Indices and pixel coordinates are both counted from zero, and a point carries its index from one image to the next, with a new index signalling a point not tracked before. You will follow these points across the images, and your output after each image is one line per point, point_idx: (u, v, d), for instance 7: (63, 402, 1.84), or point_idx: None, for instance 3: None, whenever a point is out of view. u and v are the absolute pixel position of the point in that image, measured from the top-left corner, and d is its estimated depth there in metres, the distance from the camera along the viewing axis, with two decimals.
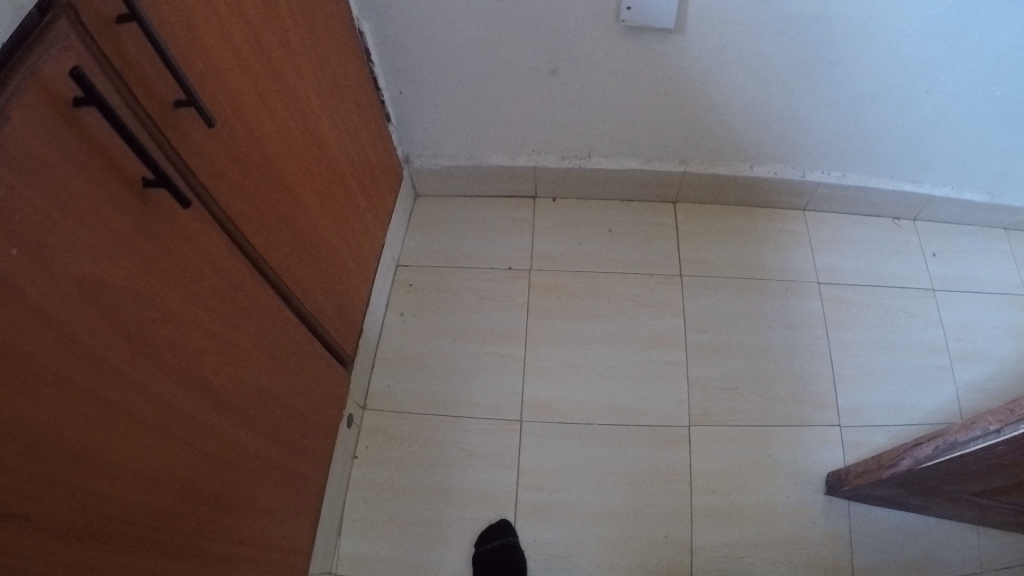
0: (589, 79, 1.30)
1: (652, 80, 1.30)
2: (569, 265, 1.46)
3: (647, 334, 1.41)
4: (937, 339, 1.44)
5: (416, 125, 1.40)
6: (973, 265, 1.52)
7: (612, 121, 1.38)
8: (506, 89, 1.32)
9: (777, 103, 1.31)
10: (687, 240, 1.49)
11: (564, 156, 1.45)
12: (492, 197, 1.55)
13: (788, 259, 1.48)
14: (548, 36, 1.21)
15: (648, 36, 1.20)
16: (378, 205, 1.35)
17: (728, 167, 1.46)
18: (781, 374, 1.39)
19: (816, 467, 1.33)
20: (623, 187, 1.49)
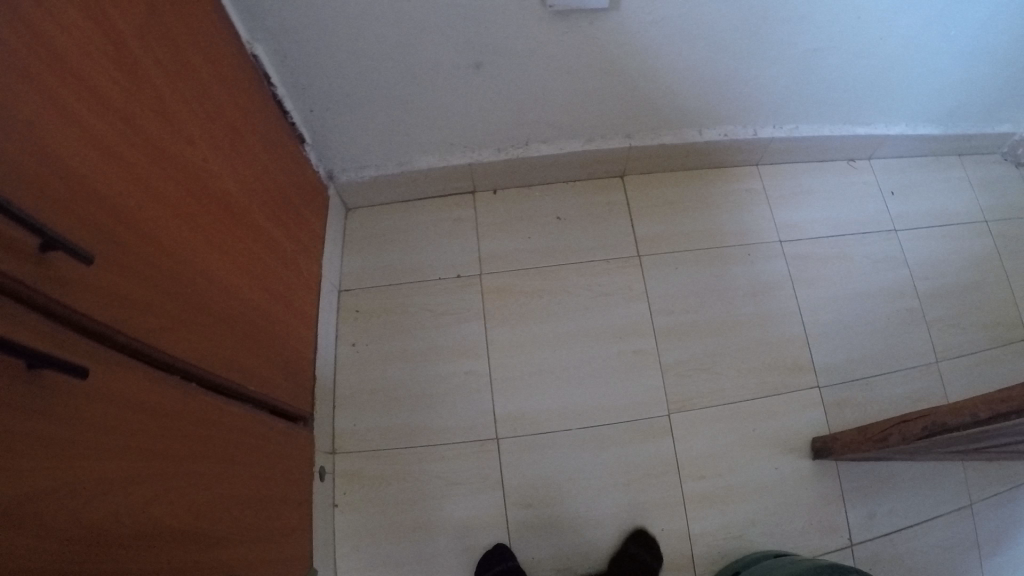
0: (517, 71, 1.18)
1: (587, 64, 1.20)
2: (522, 262, 1.36)
3: (613, 325, 1.33)
4: (905, 280, 1.42)
5: (333, 141, 1.27)
6: (930, 197, 1.50)
7: (547, 108, 1.27)
8: (428, 92, 1.19)
9: (722, 69, 1.24)
10: (640, 215, 1.40)
11: (500, 149, 1.33)
12: (426, 199, 1.42)
13: (747, 220, 1.42)
14: (466, 32, 1.08)
15: (579, 22, 1.10)
16: (306, 238, 1.23)
17: (677, 135, 1.37)
18: (755, 344, 1.34)
19: (801, 435, 1.30)
20: (567, 171, 1.39)
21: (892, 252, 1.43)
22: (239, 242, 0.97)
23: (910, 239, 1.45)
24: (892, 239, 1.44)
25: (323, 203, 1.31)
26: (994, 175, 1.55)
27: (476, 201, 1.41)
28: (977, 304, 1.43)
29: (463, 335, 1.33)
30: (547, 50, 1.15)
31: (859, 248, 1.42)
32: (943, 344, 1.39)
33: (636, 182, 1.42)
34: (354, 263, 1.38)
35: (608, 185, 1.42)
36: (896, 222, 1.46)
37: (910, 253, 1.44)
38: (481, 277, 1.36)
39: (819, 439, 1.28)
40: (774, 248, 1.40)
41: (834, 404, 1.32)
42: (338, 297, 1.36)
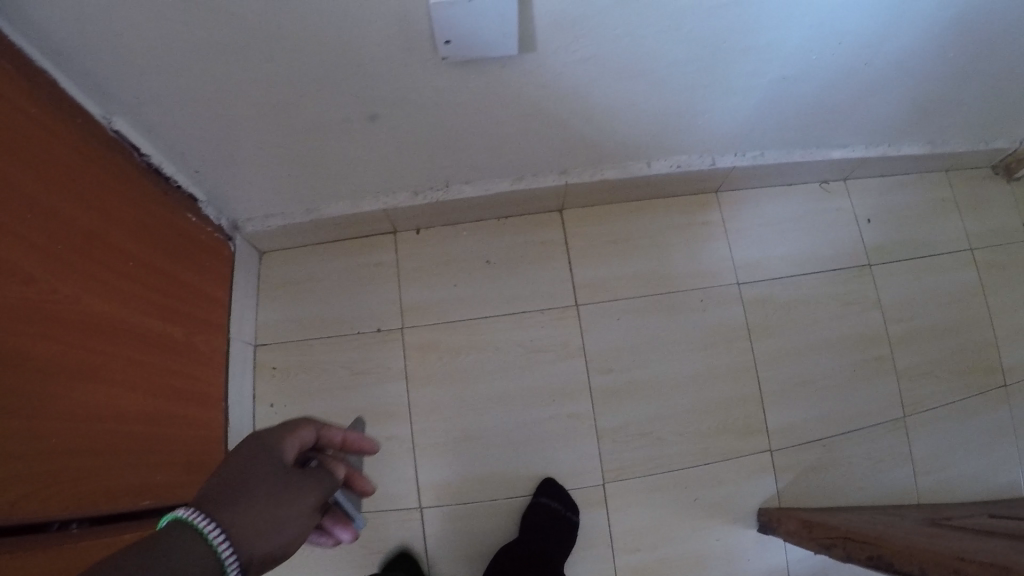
0: (428, 125, 0.99)
1: (508, 113, 1.01)
2: (451, 315, 1.22)
3: (549, 386, 1.20)
4: (876, 325, 1.31)
5: (228, 198, 1.09)
6: (912, 225, 1.38)
7: (468, 151, 1.08)
8: (325, 150, 1.00)
9: (671, 103, 1.04)
10: (580, 258, 1.25)
11: (418, 192, 1.16)
12: (345, 240, 1.26)
13: (701, 259, 1.26)
14: (352, 85, 0.87)
15: (489, 71, 0.89)
16: (211, 309, 1.08)
17: (618, 170, 1.19)
18: (705, 405, 1.23)
19: (747, 503, 1.22)
20: (496, 208, 1.23)
21: (866, 293, 1.31)
22: (111, 361, 0.83)
23: (885, 278, 1.33)
24: (866, 275, 1.32)
25: (230, 264, 1.15)
26: (985, 193, 1.42)
27: (399, 240, 1.25)
28: (954, 347, 1.33)
29: (384, 397, 1.20)
30: (458, 100, 0.95)
31: (825, 290, 1.30)
32: (910, 397, 1.29)
33: (574, 216, 1.27)
34: (268, 314, 1.24)
35: (545, 223, 1.27)
36: (871, 256, 1.34)
37: (884, 292, 1.32)
38: (404, 334, 1.22)
39: (767, 510, 1.19)
40: (733, 291, 1.26)
41: (784, 468, 1.23)
42: (255, 353, 1.22)
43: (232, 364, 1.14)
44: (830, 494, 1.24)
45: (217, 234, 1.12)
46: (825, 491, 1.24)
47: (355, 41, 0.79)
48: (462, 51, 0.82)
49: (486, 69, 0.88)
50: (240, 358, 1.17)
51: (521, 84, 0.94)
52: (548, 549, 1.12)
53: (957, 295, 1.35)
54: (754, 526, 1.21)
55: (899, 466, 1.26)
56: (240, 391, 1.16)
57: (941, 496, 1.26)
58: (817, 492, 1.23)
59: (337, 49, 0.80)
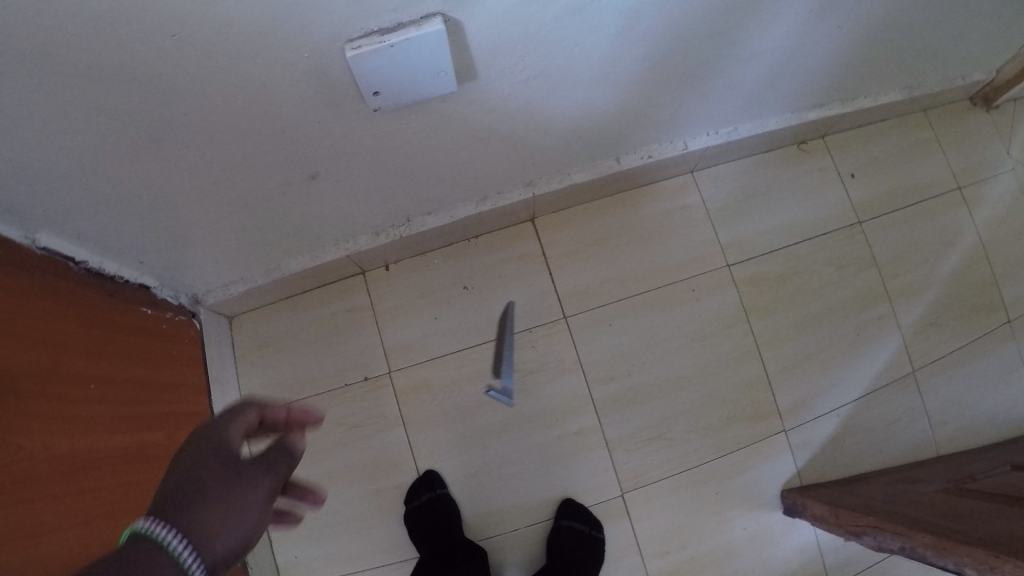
0: (380, 169, 0.89)
1: (460, 133, 0.86)
2: (439, 350, 1.16)
3: (552, 406, 1.15)
4: (875, 284, 1.29)
5: (182, 279, 1.02)
6: (895, 175, 1.36)
7: (428, 187, 0.98)
8: (274, 216, 0.92)
9: (638, 96, 0.93)
10: (561, 267, 1.18)
11: (378, 232, 1.06)
12: (313, 289, 1.19)
13: (688, 246, 1.21)
14: (281, 151, 0.77)
15: (435, 109, 0.78)
16: (186, 396, 1.01)
17: (588, 171, 1.08)
18: (713, 397, 1.19)
19: (768, 486, 1.19)
20: (465, 230, 1.13)
21: (858, 251, 1.30)
22: (103, 485, 0.75)
23: (877, 233, 1.32)
24: (857, 235, 1.31)
25: (200, 341, 1.09)
26: (965, 130, 1.41)
27: (369, 280, 1.18)
28: (953, 293, 1.31)
29: (383, 447, 1.15)
30: (404, 141, 0.84)
31: (817, 257, 1.27)
32: (917, 350, 1.28)
33: (548, 223, 1.19)
34: (249, 380, 1.17)
35: (519, 235, 1.19)
36: (860, 213, 1.32)
37: (878, 249, 1.31)
38: (393, 380, 1.16)
39: (790, 491, 1.17)
40: (726, 273, 1.22)
41: (800, 445, 1.21)
42: (241, 423, 1.15)
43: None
44: (851, 463, 1.22)
45: (179, 316, 1.05)
46: (845, 461, 1.22)
47: (285, 115, 0.70)
48: (397, 95, 0.71)
49: (431, 105, 0.77)
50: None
51: (473, 112, 0.82)
52: (579, 566, 1.10)
53: (949, 238, 1.34)
54: (778, 509, 1.18)
55: (914, 422, 1.25)
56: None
57: (959, 446, 1.25)
58: (837, 462, 1.21)
59: (263, 125, 0.70)
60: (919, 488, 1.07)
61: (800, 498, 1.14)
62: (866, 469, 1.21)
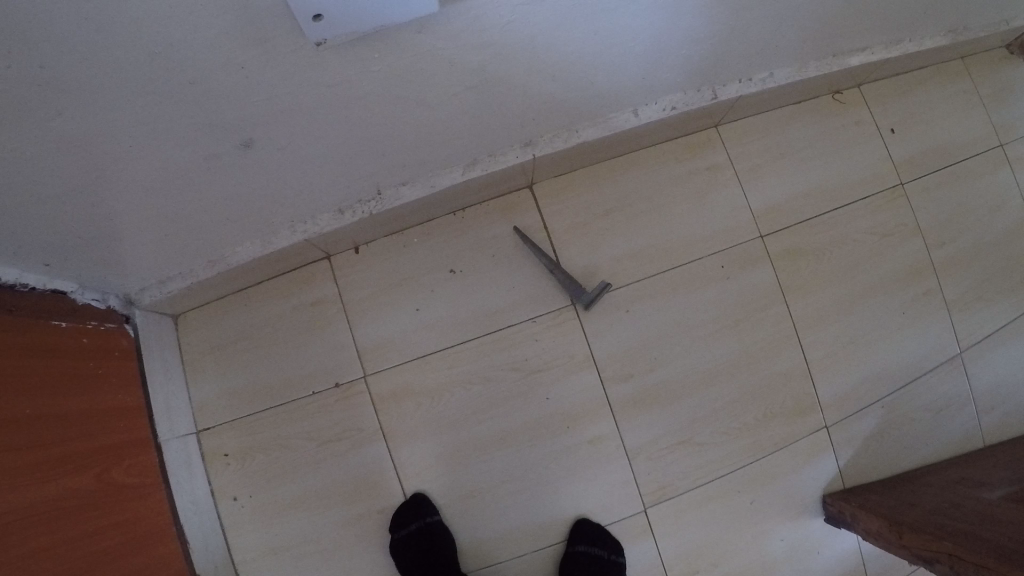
0: (338, 125, 0.66)
1: (438, 80, 0.64)
2: (418, 349, 0.95)
3: (562, 412, 0.94)
4: (919, 254, 1.10)
5: (107, 276, 0.81)
6: (937, 130, 1.16)
7: (409, 145, 0.75)
8: (211, 189, 0.71)
9: (673, 29, 0.70)
10: (567, 242, 0.96)
11: (343, 209, 0.86)
12: (268, 280, 0.98)
13: (714, 215, 1.00)
14: (203, 109, 0.56)
15: (400, 44, 0.56)
16: (118, 421, 0.81)
17: (598, 126, 0.85)
18: (748, 391, 0.99)
19: (809, 491, 1.01)
20: (442, 204, 0.89)
21: (903, 217, 1.11)
22: (5, 560, 0.56)
23: (921, 194, 1.12)
24: (900, 197, 1.11)
25: (136, 352, 0.89)
26: (1005, 79, 1.23)
27: (334, 266, 0.97)
28: (1002, 263, 1.14)
29: (364, 466, 0.95)
30: (364, 88, 0.61)
31: (862, 224, 1.08)
32: (965, 329, 1.10)
33: (548, 190, 0.97)
34: (205, 388, 0.97)
35: (513, 205, 0.96)
36: (901, 172, 1.13)
37: (922, 215, 1.12)
38: (370, 387, 0.96)
39: (831, 496, 0.99)
40: (759, 246, 1.01)
41: (842, 442, 1.03)
42: (197, 442, 0.95)
43: (174, 472, 0.88)
44: (896, 459, 1.05)
45: (107, 324, 0.85)
46: (890, 457, 1.05)
47: (193, 56, 0.49)
48: (345, 18, 0.49)
49: (395, 38, 0.54)
50: (182, 458, 0.91)
51: (454, 52, 0.60)
52: None
53: (997, 197, 1.16)
54: (820, 516, 1.01)
55: (964, 408, 1.09)
56: (193, 498, 0.90)
57: (1010, 431, 1.11)
58: (881, 459, 1.05)
59: (169, 64, 0.49)
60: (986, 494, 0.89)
61: (845, 504, 0.97)
62: (907, 466, 1.06)
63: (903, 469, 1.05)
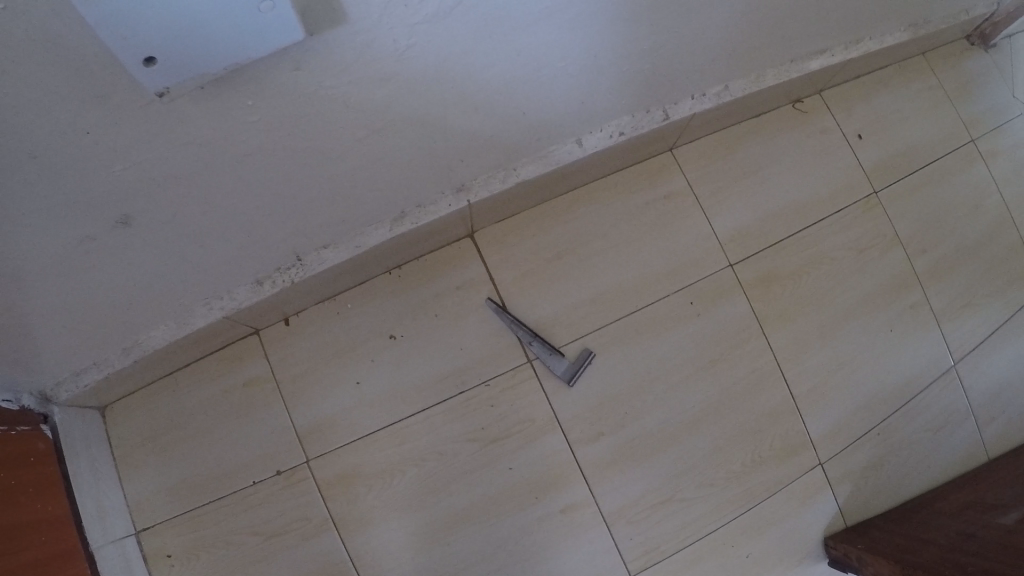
0: (228, 186, 0.57)
1: (328, 119, 0.53)
2: (362, 429, 0.85)
3: (529, 482, 0.83)
4: (901, 265, 1.02)
5: (14, 373, 0.69)
6: (905, 132, 1.09)
7: (319, 206, 0.65)
8: (100, 267, 0.61)
9: (609, 41, 0.61)
10: (517, 294, 0.86)
11: (261, 280, 0.76)
12: (195, 361, 0.87)
13: (678, 243, 0.91)
14: (71, 172, 0.47)
15: (272, 85, 0.47)
16: (39, 539, 0.69)
17: (536, 163, 0.75)
18: (735, 433, 0.89)
19: (812, 535, 0.91)
20: (374, 263, 0.80)
21: (879, 228, 1.03)
22: None
23: (895, 202, 1.05)
24: (874, 208, 1.04)
25: (56, 454, 0.77)
26: (968, 73, 1.16)
27: (265, 339, 0.87)
28: (985, 267, 1.07)
29: (313, 560, 0.83)
30: (245, 145, 0.52)
31: (836, 241, 1.00)
32: (955, 341, 1.02)
33: (492, 237, 0.87)
34: (140, 483, 0.85)
35: (454, 257, 0.87)
36: (872, 181, 1.05)
37: (899, 224, 1.04)
38: (314, 473, 0.85)
39: (832, 538, 0.89)
40: (730, 275, 0.92)
41: (838, 477, 0.93)
42: (138, 543, 0.84)
43: None
44: (894, 486, 0.96)
45: (21, 427, 0.73)
46: (889, 485, 0.96)
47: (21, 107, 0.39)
48: (188, 51, 0.40)
49: (265, 80, 0.46)
50: (116, 568, 0.80)
51: (354, 77, 0.49)
52: None
53: (974, 198, 1.09)
54: (823, 560, 0.90)
55: (962, 425, 1.00)
56: None
57: (1010, 443, 1.03)
58: (880, 490, 0.95)
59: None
60: (1002, 521, 0.80)
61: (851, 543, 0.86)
62: (907, 490, 0.97)
63: (903, 497, 0.96)
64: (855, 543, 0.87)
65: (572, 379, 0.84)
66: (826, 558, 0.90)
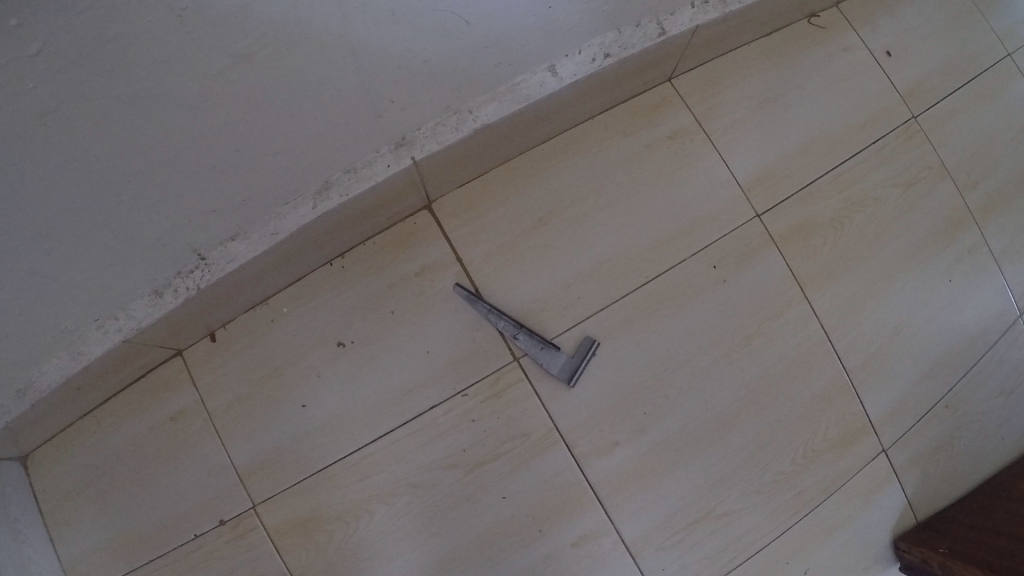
0: (49, 163, 0.41)
1: (156, 39, 0.37)
2: (316, 463, 0.67)
3: (528, 511, 0.66)
4: (956, 199, 0.83)
5: None
6: (953, 35, 0.89)
7: (201, 180, 0.49)
8: None
9: None
10: (493, 277, 0.69)
11: (159, 289, 0.60)
12: (112, 396, 0.70)
13: (690, 193, 0.73)
14: None
15: None
16: None
17: (497, 101, 0.58)
18: (780, 423, 0.71)
19: (881, 536, 0.74)
20: (306, 254, 0.62)
21: (925, 157, 0.84)
22: None
23: (939, 126, 0.86)
24: (915, 136, 0.84)
25: None
26: None
27: (189, 362, 0.70)
28: None
29: None
30: (40, 98, 0.36)
31: (878, 176, 0.82)
32: None
33: (454, 208, 0.70)
34: (64, 550, 0.69)
35: (410, 238, 0.70)
36: (913, 102, 0.86)
37: (945, 151, 0.85)
38: (262, 522, 0.67)
39: (904, 540, 0.74)
40: (758, 228, 0.74)
41: (906, 463, 0.76)
42: None
43: None
44: (972, 465, 0.79)
45: None
46: (966, 467, 0.79)
47: None
48: None
49: None
50: None
51: None
52: None
53: None
54: (894, 565, 0.75)
55: None
56: None
57: None
58: (955, 473, 0.79)
59: None
60: None
61: (931, 550, 0.71)
62: (986, 469, 0.80)
63: (980, 479, 0.80)
64: (935, 546, 0.71)
65: (573, 378, 0.67)
66: (899, 563, 0.75)
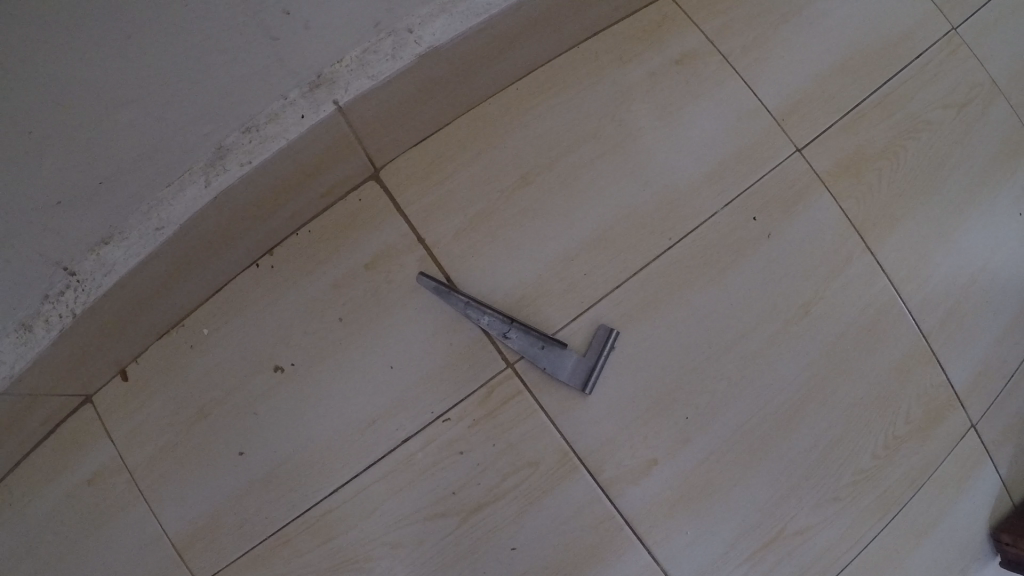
0: None
1: None
2: (268, 525, 0.52)
3: (546, 559, 0.51)
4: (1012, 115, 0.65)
5: None
6: None
7: (33, 153, 0.41)
8: None
9: None
10: (468, 262, 0.54)
11: (26, 322, 0.49)
12: (20, 462, 0.55)
13: (704, 130, 0.58)
14: None
15: None
16: None
17: (444, 16, 0.49)
18: (856, 409, 0.56)
19: (982, 533, 0.60)
20: (218, 253, 0.51)
21: (973, 72, 0.65)
22: None
23: (986, 32, 0.66)
24: (959, 49, 0.65)
25: None
26: None
27: (102, 411, 0.55)
28: None
29: None
30: None
31: (924, 97, 0.63)
32: None
33: (409, 178, 0.55)
34: None
35: (355, 222, 0.55)
36: (950, 9, 0.66)
37: (993, 63, 0.66)
38: None
39: (1007, 532, 0.59)
40: (799, 167, 0.59)
41: (1000, 438, 0.60)
42: None
43: None
44: None
45: None
46: None
47: None
48: None
49: None
50: None
51: None
52: None
53: None
54: (993, 560, 0.61)
55: None
56: None
57: None
58: None
59: None
60: None
61: None
62: None
63: None
64: None
65: (587, 384, 0.52)
66: (998, 557, 0.61)
